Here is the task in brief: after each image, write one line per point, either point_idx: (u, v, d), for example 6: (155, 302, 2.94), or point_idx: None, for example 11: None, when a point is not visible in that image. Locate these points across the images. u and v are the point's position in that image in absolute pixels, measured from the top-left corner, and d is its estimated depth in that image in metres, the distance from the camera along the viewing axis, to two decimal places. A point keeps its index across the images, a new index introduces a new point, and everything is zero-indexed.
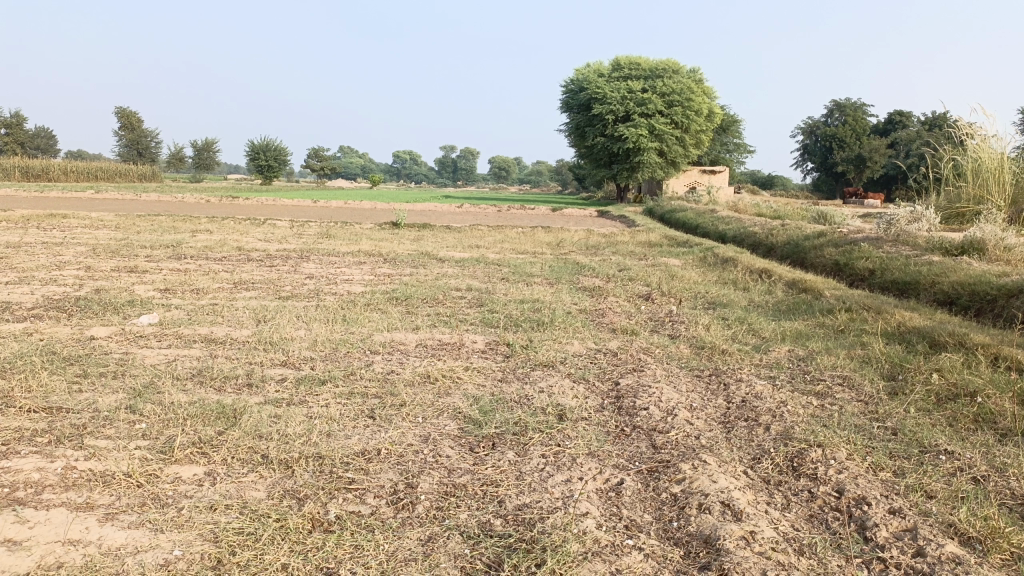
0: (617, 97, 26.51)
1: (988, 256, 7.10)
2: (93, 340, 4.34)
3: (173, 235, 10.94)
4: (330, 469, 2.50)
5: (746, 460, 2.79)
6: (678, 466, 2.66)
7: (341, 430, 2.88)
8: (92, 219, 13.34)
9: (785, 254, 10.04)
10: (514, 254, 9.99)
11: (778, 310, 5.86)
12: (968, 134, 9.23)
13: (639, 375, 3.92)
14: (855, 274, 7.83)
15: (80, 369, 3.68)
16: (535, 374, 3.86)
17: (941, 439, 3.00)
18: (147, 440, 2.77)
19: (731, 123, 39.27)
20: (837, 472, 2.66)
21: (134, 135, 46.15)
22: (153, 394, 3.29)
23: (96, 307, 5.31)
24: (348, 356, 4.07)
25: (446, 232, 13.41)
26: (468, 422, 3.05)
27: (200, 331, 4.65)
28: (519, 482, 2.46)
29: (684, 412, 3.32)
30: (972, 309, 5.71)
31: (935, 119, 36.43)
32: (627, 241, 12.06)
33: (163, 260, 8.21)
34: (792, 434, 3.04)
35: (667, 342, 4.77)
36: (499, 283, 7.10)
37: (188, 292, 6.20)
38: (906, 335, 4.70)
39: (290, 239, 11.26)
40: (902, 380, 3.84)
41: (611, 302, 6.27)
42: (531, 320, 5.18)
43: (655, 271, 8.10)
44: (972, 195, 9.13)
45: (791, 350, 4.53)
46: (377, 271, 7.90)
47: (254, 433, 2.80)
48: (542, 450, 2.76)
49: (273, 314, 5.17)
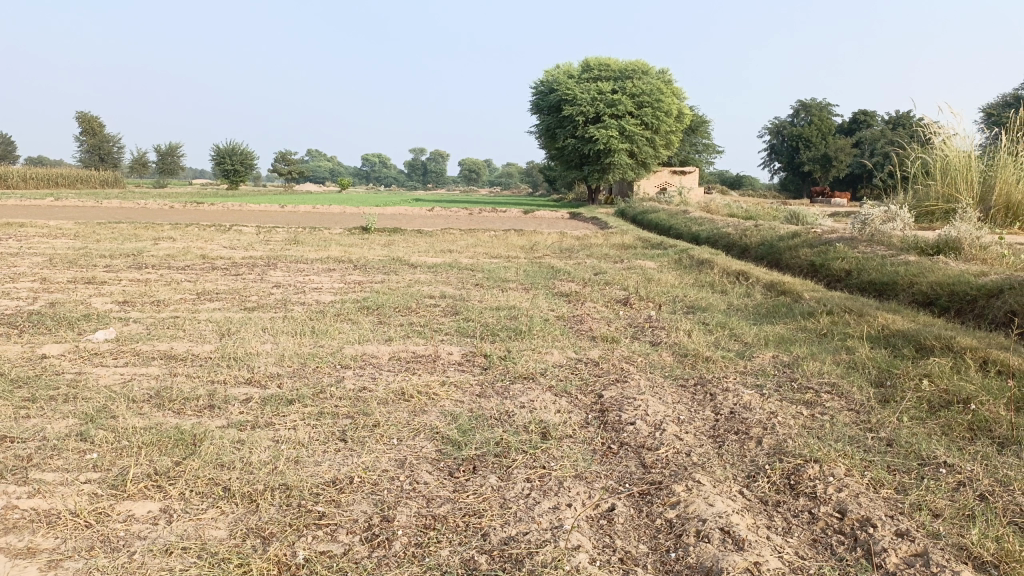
0: (587, 98, 26.44)
1: (963, 254, 7.08)
2: (44, 359, 4.08)
3: (134, 244, 10.60)
4: (299, 502, 2.31)
5: (741, 479, 2.65)
6: (671, 488, 2.50)
7: (310, 456, 2.69)
8: (50, 228, 12.90)
9: (760, 255, 10.00)
10: (487, 258, 9.81)
11: (758, 313, 5.75)
12: (935, 132, 9.27)
13: (623, 386, 3.76)
14: (831, 274, 7.78)
15: (28, 392, 3.43)
16: (515, 387, 3.68)
17: (939, 450, 2.88)
18: (98, 472, 2.54)
19: (699, 123, 39.52)
20: (838, 490, 2.53)
21: (96, 140, 45.18)
22: (107, 420, 3.06)
23: (49, 323, 5.02)
24: (317, 372, 3.87)
25: (417, 237, 13.21)
26: (447, 444, 2.87)
27: (160, 347, 4.40)
28: (504, 512, 2.29)
29: (672, 426, 3.16)
30: (952, 309, 5.66)
31: (897, 119, 37.04)
32: (601, 243, 11.94)
33: (122, 270, 7.90)
34: (786, 448, 2.90)
35: (649, 349, 4.63)
36: (473, 290, 6.91)
37: (148, 304, 5.93)
38: (891, 339, 4.60)
39: (256, 245, 10.95)
40: (891, 387, 3.73)
41: (588, 308, 6.12)
42: (509, 329, 5.01)
43: (631, 275, 7.97)
44: (941, 194, 9.15)
45: (776, 356, 4.41)
46: (347, 279, 7.68)
47: (215, 462, 2.59)
48: (526, 473, 2.59)
49: (238, 327, 4.94)
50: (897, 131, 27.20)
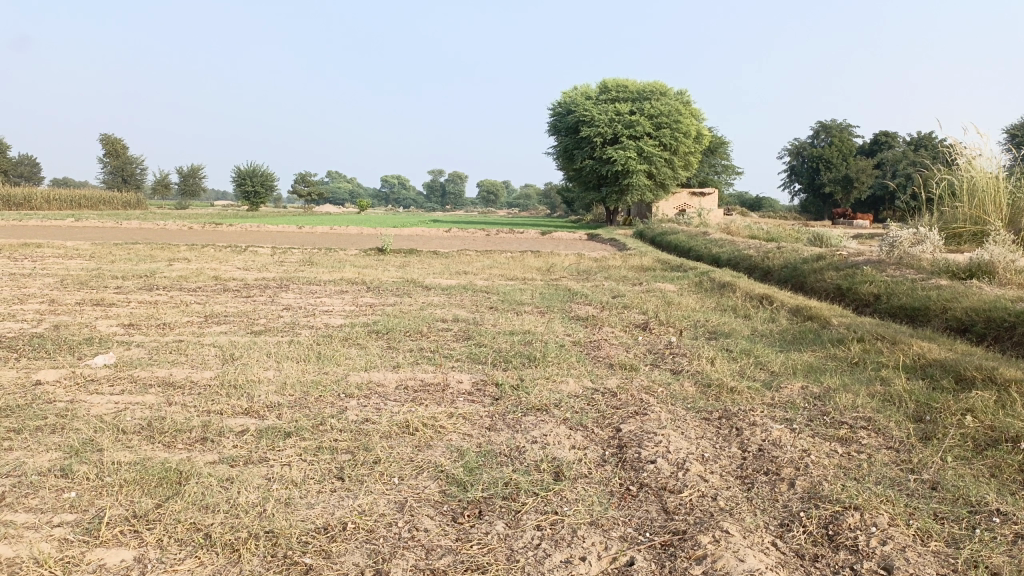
0: (605, 120, 26.33)
1: (998, 279, 6.78)
2: (37, 386, 3.92)
3: (148, 264, 10.51)
4: (285, 553, 2.11)
5: (773, 528, 2.41)
6: (697, 539, 2.27)
7: (302, 497, 2.48)
8: (66, 249, 12.85)
9: (783, 278, 9.73)
10: (503, 280, 9.61)
11: (784, 340, 5.49)
12: (959, 153, 8.99)
13: (642, 420, 3.52)
14: (859, 299, 7.50)
15: (15, 422, 3.25)
16: (527, 420, 3.46)
17: (990, 495, 2.63)
18: (74, 514, 2.34)
19: (718, 145, 39.31)
20: (881, 542, 2.28)
21: (120, 162, 45.83)
22: (92, 453, 2.87)
23: (49, 347, 4.87)
24: (320, 402, 3.67)
25: (433, 258, 13.05)
26: (452, 484, 2.65)
27: (159, 373, 4.23)
28: (509, 566, 2.08)
29: (696, 465, 2.92)
30: (989, 337, 5.38)
31: (920, 140, 36.62)
32: (618, 265, 11.70)
33: (132, 292, 7.80)
34: (821, 492, 2.66)
35: (670, 378, 4.39)
36: (487, 314, 6.71)
37: (153, 327, 5.79)
38: (927, 369, 4.34)
39: (270, 267, 10.81)
40: (931, 423, 3.46)
41: (606, 332, 5.90)
42: (522, 356, 4.78)
43: (650, 298, 7.74)
44: (968, 216, 8.83)
45: (805, 387, 4.15)
46: (359, 301, 7.50)
47: (199, 504, 2.39)
48: (537, 520, 2.37)
49: (242, 352, 4.76)
50: (922, 152, 26.66)
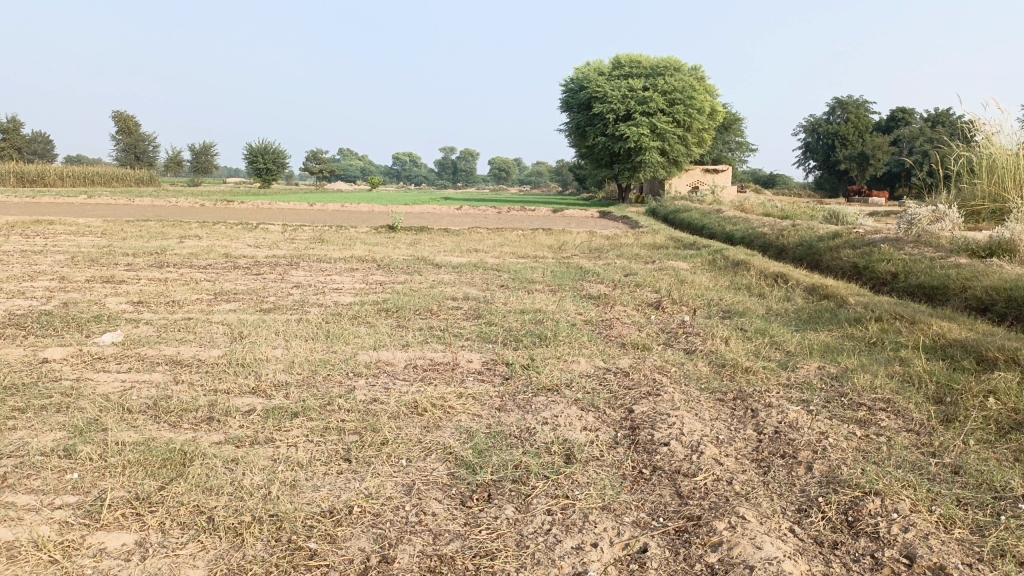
0: (618, 96, 26.02)
1: (1019, 257, 6.64)
2: (44, 364, 3.89)
3: (158, 241, 10.49)
4: (290, 537, 2.06)
5: (791, 514, 2.34)
6: (713, 525, 2.20)
7: (308, 479, 2.43)
8: (78, 226, 12.84)
9: (799, 256, 9.59)
10: (514, 258, 9.53)
11: (800, 319, 5.39)
12: (978, 128, 8.79)
13: (656, 401, 3.44)
14: (877, 277, 7.38)
15: (21, 401, 3.22)
16: (538, 401, 3.39)
17: (1014, 480, 2.54)
18: (76, 496, 2.31)
19: (732, 121, 38.86)
20: (903, 529, 2.21)
21: (133, 139, 45.89)
22: (97, 433, 2.83)
23: (58, 324, 4.84)
24: (327, 380, 3.63)
25: (445, 236, 12.96)
26: (461, 466, 2.59)
27: (166, 351, 4.19)
28: (520, 552, 2.02)
29: (711, 447, 2.85)
30: (1010, 316, 5.27)
31: (938, 116, 36.05)
32: (631, 242, 11.60)
33: (142, 269, 7.78)
34: (839, 476, 2.59)
35: (683, 358, 4.31)
36: (498, 292, 6.64)
37: (163, 304, 5.75)
38: (948, 350, 4.24)
39: (281, 244, 10.76)
40: (952, 405, 3.37)
41: (618, 311, 5.82)
42: (533, 335, 4.71)
43: (663, 276, 7.63)
44: (987, 193, 8.65)
45: (822, 367, 4.06)
46: (369, 278, 7.44)
47: (202, 486, 2.34)
48: (547, 504, 2.31)
49: (250, 330, 4.72)
50: None
